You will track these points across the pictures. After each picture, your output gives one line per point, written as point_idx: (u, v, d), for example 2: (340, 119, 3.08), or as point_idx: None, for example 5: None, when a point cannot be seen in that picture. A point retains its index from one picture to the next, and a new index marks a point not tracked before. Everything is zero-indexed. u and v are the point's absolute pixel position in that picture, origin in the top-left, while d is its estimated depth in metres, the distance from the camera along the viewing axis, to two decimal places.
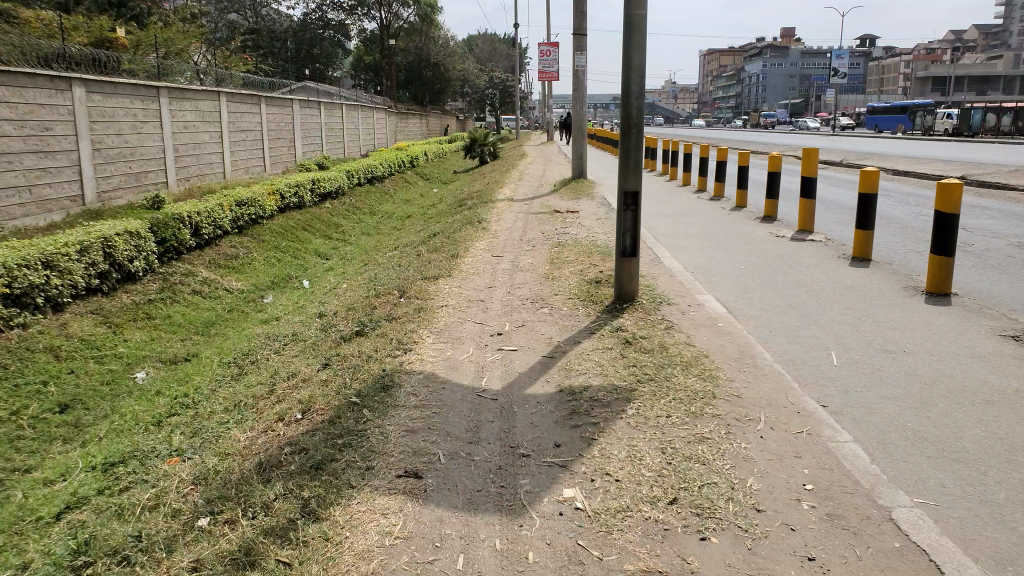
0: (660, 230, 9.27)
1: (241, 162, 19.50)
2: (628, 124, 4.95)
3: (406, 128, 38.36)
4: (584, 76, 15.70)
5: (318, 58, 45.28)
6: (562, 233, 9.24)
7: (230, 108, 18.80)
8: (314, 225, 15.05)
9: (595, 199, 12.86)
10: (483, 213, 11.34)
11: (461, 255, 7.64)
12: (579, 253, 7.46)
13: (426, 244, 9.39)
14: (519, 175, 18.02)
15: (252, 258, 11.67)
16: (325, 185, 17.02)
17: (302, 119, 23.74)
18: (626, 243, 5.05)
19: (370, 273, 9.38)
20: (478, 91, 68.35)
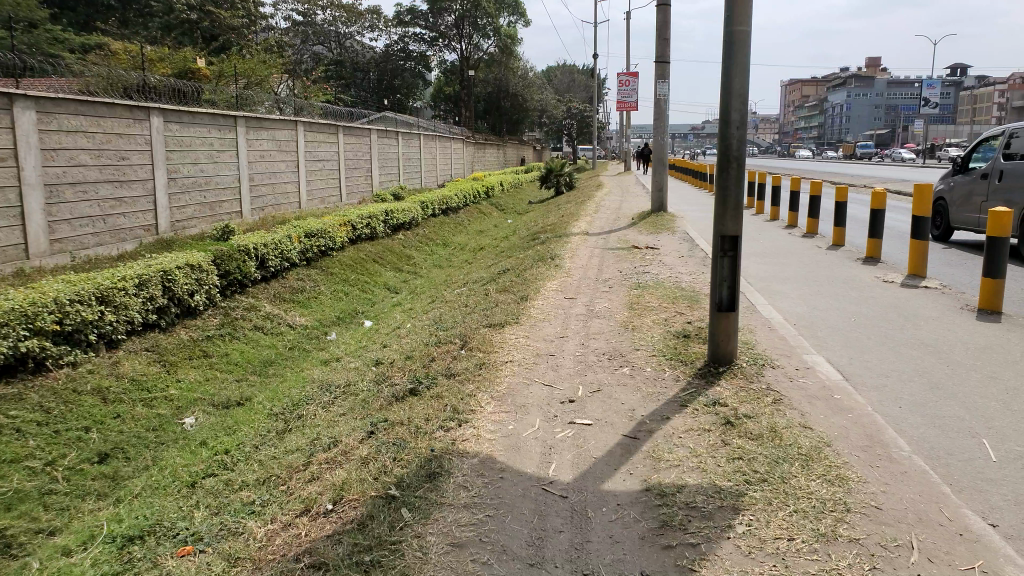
0: (753, 272, 8.42)
1: (318, 192, 19.62)
2: (728, 157, 4.25)
3: (483, 157, 38.42)
4: (666, 104, 14.98)
5: (398, 89, 46.23)
6: (642, 273, 8.54)
7: (308, 138, 18.97)
8: (385, 257, 14.82)
9: (677, 234, 12.06)
10: (557, 248, 10.74)
11: (531, 298, 7.03)
12: (661, 298, 6.73)
13: (496, 282, 8.84)
14: (596, 208, 17.37)
15: (318, 295, 11.48)
16: (398, 216, 16.83)
17: (380, 149, 23.89)
18: (723, 295, 4.32)
19: (436, 312, 8.90)
20: (555, 121, 68.45)
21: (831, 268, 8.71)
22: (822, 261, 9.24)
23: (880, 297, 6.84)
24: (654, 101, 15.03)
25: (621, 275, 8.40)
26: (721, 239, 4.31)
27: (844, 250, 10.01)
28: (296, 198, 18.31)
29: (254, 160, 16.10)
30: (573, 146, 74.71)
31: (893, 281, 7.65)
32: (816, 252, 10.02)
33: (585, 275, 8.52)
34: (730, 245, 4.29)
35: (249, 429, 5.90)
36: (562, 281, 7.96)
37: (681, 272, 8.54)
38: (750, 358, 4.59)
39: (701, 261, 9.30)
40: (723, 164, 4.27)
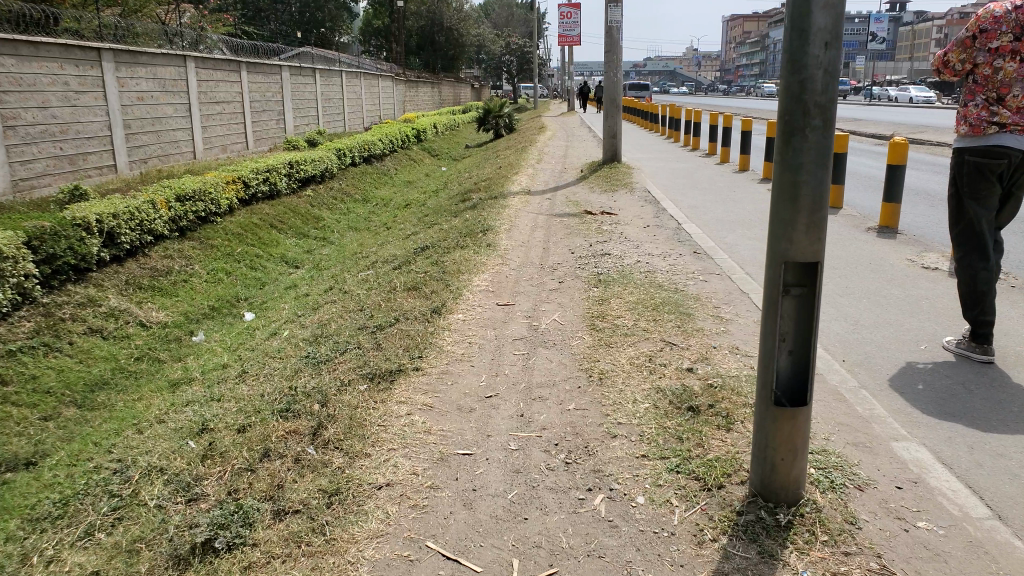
0: (741, 253, 6.41)
1: (218, 140, 16.72)
2: (804, 105, 2.11)
3: (417, 99, 35.38)
4: (618, 35, 12.67)
5: (323, 22, 42.08)
6: (602, 258, 6.45)
7: (202, 76, 15.98)
8: (287, 220, 12.39)
9: (636, 192, 9.99)
10: (491, 216, 8.53)
11: (449, 309, 4.86)
12: (633, 308, 4.67)
13: (408, 271, 6.64)
14: (538, 156, 15.11)
15: (188, 278, 9.05)
16: (307, 168, 14.28)
17: (295, 89, 20.86)
18: (776, 371, 2.28)
19: (328, 309, 6.69)
20: (496, 58, 65.12)
21: (839, 243, 6.78)
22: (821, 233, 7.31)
23: (930, 297, 4.91)
24: (604, 31, 12.70)
25: (571, 265, 6.30)
26: (778, 267, 2.24)
27: (841, 217, 8.10)
28: (190, 148, 15.43)
29: (129, 102, 13.16)
30: (514, 87, 71.36)
31: (932, 266, 5.76)
32: None
33: (527, 263, 6.40)
34: (796, 279, 2.23)
35: None
36: (493, 276, 5.83)
37: (649, 254, 6.50)
38: (816, 475, 2.54)
39: (672, 235, 7.26)
40: (790, 118, 2.15)
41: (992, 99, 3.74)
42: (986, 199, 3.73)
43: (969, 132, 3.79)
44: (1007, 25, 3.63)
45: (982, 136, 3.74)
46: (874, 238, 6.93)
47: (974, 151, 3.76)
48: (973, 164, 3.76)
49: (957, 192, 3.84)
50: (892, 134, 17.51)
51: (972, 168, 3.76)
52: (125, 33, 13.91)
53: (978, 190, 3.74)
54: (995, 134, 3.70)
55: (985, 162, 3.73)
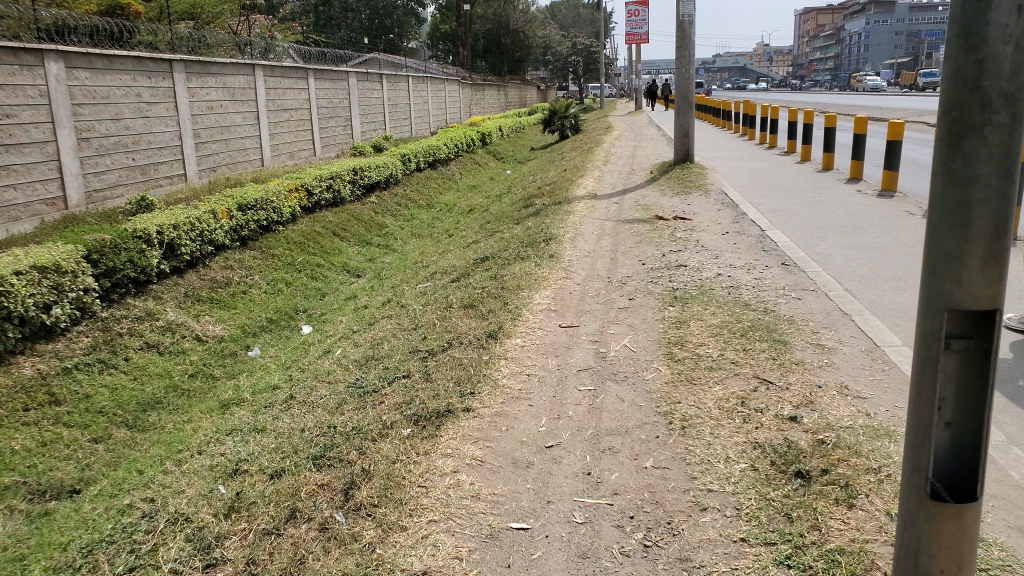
0: (837, 264, 5.69)
1: (286, 147, 16.74)
2: (983, 95, 1.51)
3: (483, 101, 35.18)
4: (691, 28, 11.95)
5: (391, 28, 42.46)
6: (678, 271, 5.84)
7: (270, 83, 16.04)
8: (350, 227, 12.19)
9: (713, 195, 9.29)
10: (556, 224, 8.02)
11: (508, 331, 4.37)
12: (720, 333, 4.07)
13: (466, 286, 6.17)
14: (606, 158, 14.48)
15: (247, 289, 8.87)
16: (371, 174, 14.10)
17: (362, 94, 20.81)
18: (929, 451, 1.71)
19: (384, 326, 6.31)
20: (562, 58, 64.53)
21: None
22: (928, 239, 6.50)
23: None
24: (676, 25, 12.00)
25: (642, 279, 5.72)
26: (935, 314, 1.65)
27: None
28: (257, 155, 15.48)
29: (200, 112, 13.29)
30: (582, 87, 70.57)
31: None
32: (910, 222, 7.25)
33: (595, 277, 5.87)
34: (962, 330, 1.63)
35: (24, 566, 3.34)
36: (558, 293, 5.30)
37: (732, 266, 5.85)
38: None
39: (756, 243, 6.58)
40: (961, 114, 1.55)
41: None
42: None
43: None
44: None
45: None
46: None
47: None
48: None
49: None
50: None
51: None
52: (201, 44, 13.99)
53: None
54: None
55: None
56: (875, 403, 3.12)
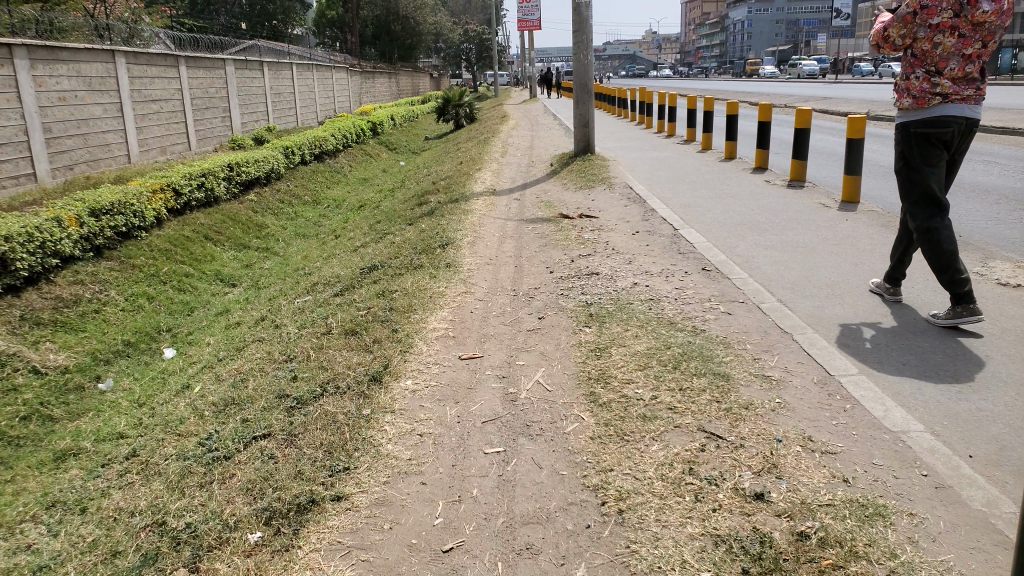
0: (761, 269, 5.24)
1: (157, 142, 15.03)
2: None
3: (374, 90, 33.78)
4: (588, 13, 11.37)
5: (273, 14, 40.10)
6: (591, 282, 5.20)
7: (138, 73, 14.34)
8: (225, 230, 10.94)
9: (619, 190, 8.76)
10: (453, 225, 7.26)
11: (395, 370, 3.59)
12: (649, 365, 3.43)
13: (350, 305, 5.30)
14: (504, 149, 13.80)
15: (99, 308, 7.53)
16: (249, 169, 12.81)
17: (240, 83, 19.18)
18: None
19: (254, 355, 5.34)
20: (455, 46, 63.46)
21: (870, 248, 5.66)
22: (844, 234, 6.20)
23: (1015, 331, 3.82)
24: (572, 9, 11.38)
25: (550, 292, 5.03)
26: None
27: (863, 214, 6.97)
28: (124, 152, 13.75)
29: (49, 103, 11.56)
30: (477, 76, 69.74)
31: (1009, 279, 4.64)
32: (824, 216, 6.98)
33: (498, 290, 5.17)
34: None
35: None
36: (455, 313, 4.54)
37: (650, 274, 5.26)
38: None
39: (669, 246, 6.05)
40: None
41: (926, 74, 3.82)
42: (933, 167, 3.82)
43: (914, 105, 3.85)
44: None
45: (926, 108, 3.81)
46: None
47: (919, 123, 3.84)
48: (923, 135, 3.83)
49: (908, 163, 3.91)
50: (874, 111, 16.66)
51: (923, 139, 3.83)
52: (51, 28, 12.32)
53: (926, 160, 3.82)
54: (937, 105, 3.78)
55: (931, 134, 3.81)
56: (846, 461, 2.57)
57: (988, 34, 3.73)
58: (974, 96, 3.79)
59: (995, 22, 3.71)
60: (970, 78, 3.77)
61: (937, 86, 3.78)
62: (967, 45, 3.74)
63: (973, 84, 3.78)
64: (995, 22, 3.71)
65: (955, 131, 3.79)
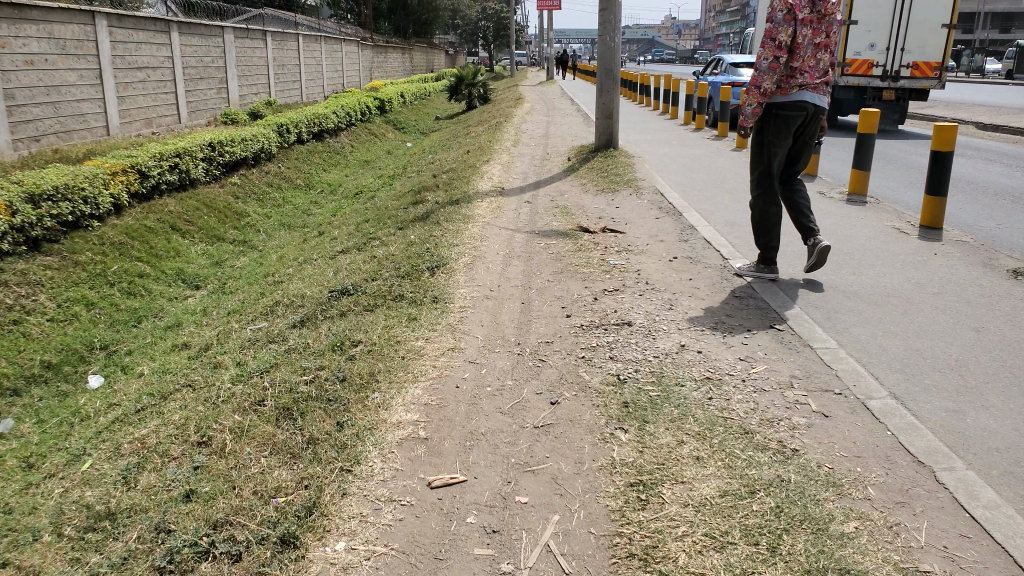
0: (847, 326, 3.95)
1: (145, 113, 13.51)
2: None
3: (386, 65, 32.34)
4: None
5: None
6: (620, 341, 3.88)
7: (127, 36, 12.88)
8: (199, 219, 9.62)
9: (647, 196, 7.43)
10: (450, 238, 5.96)
11: (326, 524, 2.32)
12: (727, 540, 2.16)
13: (300, 358, 4.04)
14: (516, 137, 12.43)
15: (18, 319, 6.21)
16: (234, 148, 11.48)
17: (241, 53, 17.73)
18: None
19: (175, 416, 4.04)
20: (471, 24, 62.08)
21: (986, 297, 4.35)
22: (941, 273, 4.88)
23: None
24: None
25: (564, 356, 3.75)
26: None
27: (953, 245, 5.66)
28: (105, 124, 12.27)
29: (13, 66, 10.20)
30: (494, 54, 67.90)
31: None
32: (905, 245, 5.67)
33: (496, 347, 3.86)
34: None
35: None
36: (430, 391, 3.25)
37: (697, 329, 3.99)
38: None
39: (717, 285, 4.76)
40: None
41: (791, 65, 4.48)
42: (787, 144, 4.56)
43: (778, 93, 4.52)
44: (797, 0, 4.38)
45: (788, 95, 4.50)
46: None
47: (780, 106, 4.52)
48: (780, 116, 4.53)
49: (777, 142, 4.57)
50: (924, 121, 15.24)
51: (781, 120, 4.53)
52: None
53: (781, 138, 4.56)
54: (798, 93, 4.49)
55: (789, 116, 4.53)
56: None
57: (835, 35, 4.54)
58: (824, 86, 4.57)
59: (839, 28, 4.54)
60: (822, 68, 4.53)
61: (791, 73, 4.47)
62: (820, 40, 4.49)
63: (824, 74, 4.55)
64: (840, 28, 4.54)
65: (808, 113, 4.52)
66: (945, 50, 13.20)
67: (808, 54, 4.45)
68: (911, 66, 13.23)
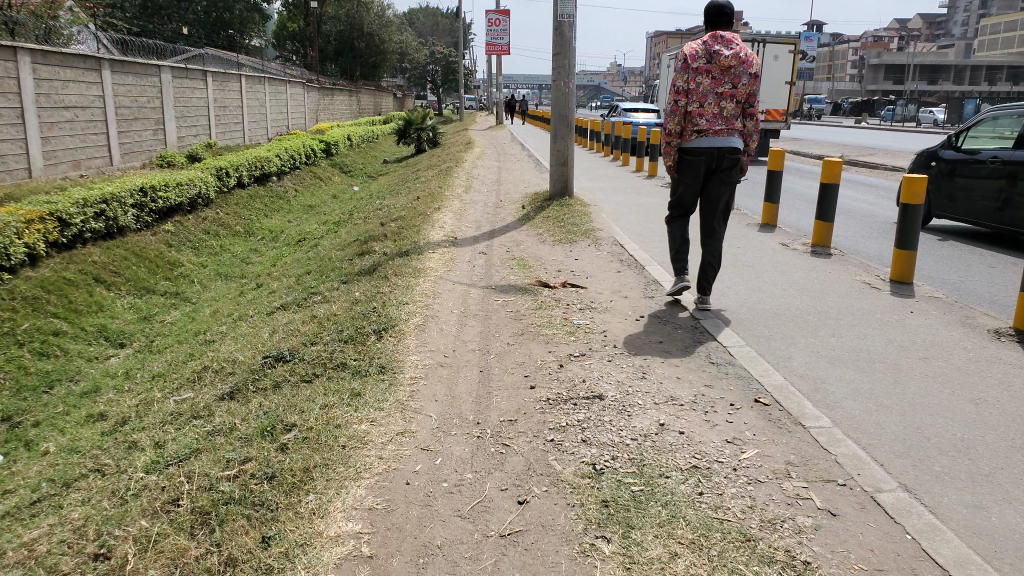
0: (834, 401, 3.69)
1: (72, 155, 12.69)
2: None
3: (333, 107, 31.93)
4: (570, 34, 9.73)
5: (231, 24, 38.58)
6: (593, 418, 3.53)
7: (53, 75, 12.14)
8: (127, 271, 8.92)
9: (607, 247, 7.15)
10: (399, 295, 5.50)
11: None
12: None
13: (227, 441, 3.46)
14: (467, 182, 12.10)
15: None
16: (168, 195, 10.83)
17: (179, 94, 17.05)
18: None
19: (76, 512, 3.40)
20: (418, 67, 62.43)
21: (970, 362, 4.17)
22: (919, 334, 4.71)
23: None
24: (553, 29, 9.73)
25: (528, 440, 3.33)
26: None
27: (923, 301, 5.52)
28: (25, 166, 11.41)
29: None
30: (442, 97, 68.20)
31: None
32: (876, 304, 5.52)
33: (453, 429, 3.42)
34: None
35: None
36: (377, 493, 2.82)
37: (677, 403, 3.76)
38: None
39: (690, 354, 4.46)
40: None
41: (692, 113, 4.94)
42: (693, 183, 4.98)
43: (683, 139, 4.99)
44: (692, 55, 4.88)
45: (691, 140, 4.95)
46: (1015, 355, 4.26)
47: (685, 150, 4.97)
48: (685, 159, 4.98)
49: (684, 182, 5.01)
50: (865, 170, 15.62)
51: (686, 163, 4.98)
52: None
53: (688, 178, 4.99)
54: (698, 135, 4.90)
55: (693, 158, 4.95)
56: None
57: (743, 85, 4.91)
58: (731, 129, 4.93)
59: (746, 80, 4.89)
60: (726, 114, 4.91)
61: (691, 119, 4.94)
62: (724, 89, 4.90)
63: (729, 120, 4.92)
64: (749, 80, 4.91)
65: (710, 155, 4.91)
66: (787, 100, 18.63)
67: (709, 101, 4.87)
68: (766, 111, 18.63)
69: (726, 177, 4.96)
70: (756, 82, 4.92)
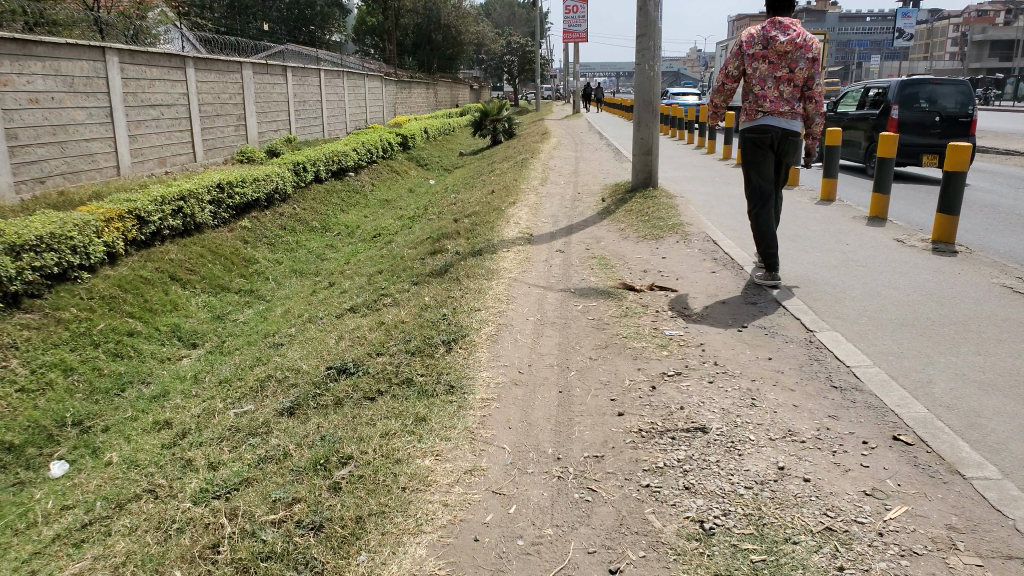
0: (993, 447, 3.04)
1: (158, 150, 12.83)
2: None
3: (410, 100, 31.92)
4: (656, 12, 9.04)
5: (312, 20, 39.14)
6: (696, 458, 2.99)
7: (141, 73, 12.27)
8: (202, 269, 8.84)
9: (698, 244, 6.50)
10: (471, 300, 5.04)
11: None
12: None
13: (275, 471, 3.06)
14: (544, 174, 11.58)
15: None
16: (246, 191, 10.79)
17: (260, 90, 17.17)
18: None
19: (120, 546, 2.93)
20: (495, 58, 62.11)
21: None
22: None
23: None
24: (638, 7, 9.05)
25: (620, 483, 2.81)
26: None
27: None
28: (116, 162, 11.49)
29: (17, 105, 9.43)
30: (518, 88, 67.70)
31: None
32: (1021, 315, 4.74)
33: (530, 469, 2.92)
34: None
35: None
36: (439, 554, 2.35)
37: (798, 440, 3.16)
38: None
39: (805, 377, 3.83)
40: None
41: (754, 95, 5.08)
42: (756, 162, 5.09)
43: (746, 120, 5.12)
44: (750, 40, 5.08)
45: (753, 120, 5.07)
46: None
47: (748, 130, 5.08)
48: (748, 139, 5.10)
49: (747, 162, 5.15)
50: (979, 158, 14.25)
51: (749, 143, 5.09)
52: (32, 19, 11.11)
53: (751, 158, 5.10)
54: (759, 116, 5.04)
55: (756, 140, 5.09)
56: None
57: (802, 68, 5.00)
58: (791, 110, 5.03)
59: (806, 63, 4.98)
60: (787, 98, 5.03)
61: (753, 101, 5.09)
62: (782, 74, 5.03)
63: (790, 103, 5.03)
64: (808, 63, 4.98)
65: (772, 134, 5.01)
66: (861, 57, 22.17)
67: (767, 85, 5.02)
68: None
69: (788, 158, 5.08)
70: (816, 65, 4.98)
